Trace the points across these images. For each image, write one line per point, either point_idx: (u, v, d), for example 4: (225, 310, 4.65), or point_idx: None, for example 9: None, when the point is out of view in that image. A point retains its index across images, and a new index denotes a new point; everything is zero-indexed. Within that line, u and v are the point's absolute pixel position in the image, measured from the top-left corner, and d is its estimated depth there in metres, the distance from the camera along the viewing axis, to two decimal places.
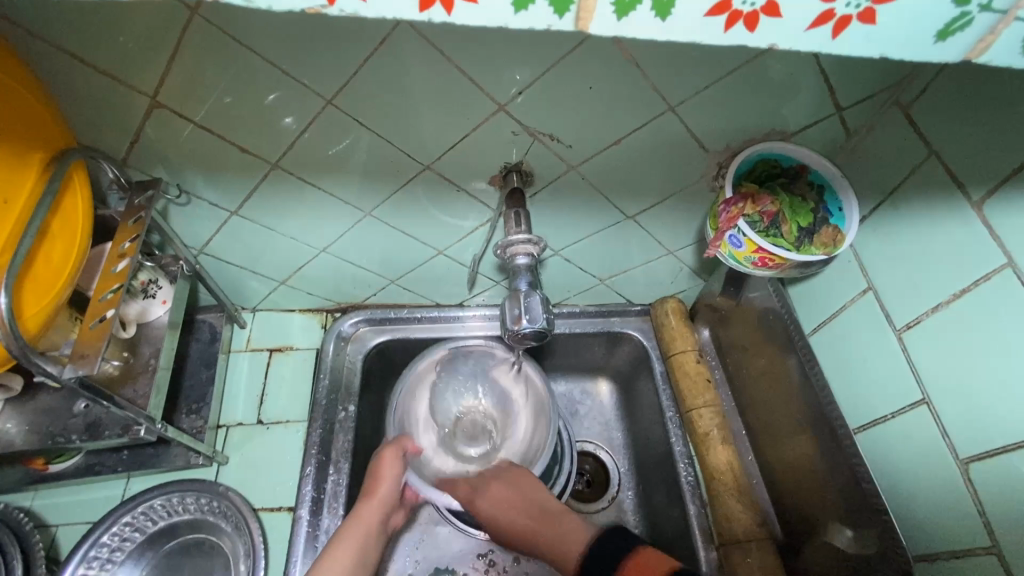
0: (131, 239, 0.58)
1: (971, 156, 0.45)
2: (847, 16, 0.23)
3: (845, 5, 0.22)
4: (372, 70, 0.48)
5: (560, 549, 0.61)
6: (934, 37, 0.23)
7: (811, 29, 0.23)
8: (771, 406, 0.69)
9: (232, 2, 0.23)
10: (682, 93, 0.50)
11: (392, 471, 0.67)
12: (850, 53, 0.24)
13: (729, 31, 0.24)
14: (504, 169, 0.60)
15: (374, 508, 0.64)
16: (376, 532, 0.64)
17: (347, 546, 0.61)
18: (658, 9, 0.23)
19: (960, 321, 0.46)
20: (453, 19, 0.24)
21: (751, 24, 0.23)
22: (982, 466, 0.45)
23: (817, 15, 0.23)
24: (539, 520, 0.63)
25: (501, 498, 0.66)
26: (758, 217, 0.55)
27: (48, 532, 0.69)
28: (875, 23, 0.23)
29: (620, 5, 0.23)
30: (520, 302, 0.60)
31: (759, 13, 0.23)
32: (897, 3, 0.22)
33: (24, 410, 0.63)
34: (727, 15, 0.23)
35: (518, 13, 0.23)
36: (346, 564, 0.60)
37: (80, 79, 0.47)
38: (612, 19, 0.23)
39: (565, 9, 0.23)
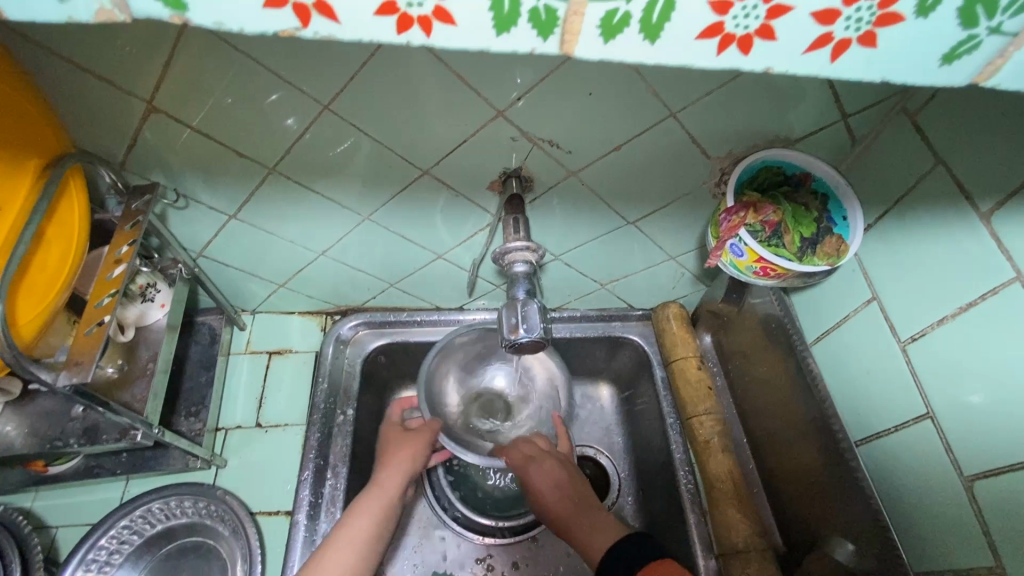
0: (128, 243, 0.58)
1: (979, 167, 0.44)
2: (847, 40, 0.22)
3: (843, 29, 0.21)
4: (370, 75, 0.47)
5: (586, 543, 0.60)
6: (939, 61, 0.22)
7: (808, 53, 0.23)
8: (773, 414, 0.68)
9: (202, 23, 0.22)
10: (685, 100, 0.49)
11: (424, 442, 0.70)
12: (850, 76, 0.23)
13: (721, 55, 0.23)
14: (503, 174, 0.59)
15: (396, 478, 0.66)
16: (397, 502, 0.65)
17: (367, 511, 0.62)
18: (646, 32, 0.22)
19: (966, 335, 0.46)
20: (434, 41, 0.23)
21: (745, 47, 0.22)
22: (986, 484, 0.44)
23: (815, 38, 0.22)
24: (579, 507, 0.63)
25: (545, 483, 0.66)
26: (760, 227, 0.54)
27: (48, 533, 0.69)
28: (877, 46, 0.22)
29: (606, 28, 0.22)
30: (517, 310, 0.59)
31: (753, 36, 0.22)
32: (898, 26, 0.21)
33: (23, 414, 0.63)
34: (719, 37, 0.22)
35: (500, 35, 0.23)
36: (368, 527, 0.61)
37: (77, 84, 0.47)
38: (599, 40, 0.22)
39: (549, 32, 0.22)
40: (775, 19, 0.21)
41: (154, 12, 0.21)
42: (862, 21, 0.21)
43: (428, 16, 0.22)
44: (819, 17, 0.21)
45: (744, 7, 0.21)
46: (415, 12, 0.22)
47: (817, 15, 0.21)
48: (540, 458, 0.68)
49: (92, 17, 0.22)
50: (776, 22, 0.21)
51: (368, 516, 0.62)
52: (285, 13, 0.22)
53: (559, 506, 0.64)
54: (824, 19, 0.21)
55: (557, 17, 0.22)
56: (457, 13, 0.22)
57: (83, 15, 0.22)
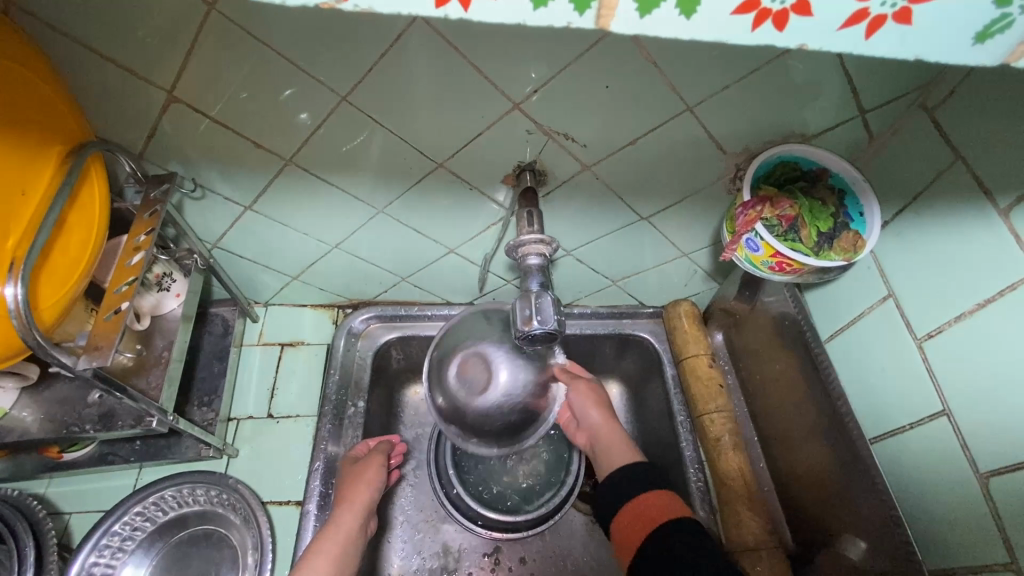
0: (146, 232, 0.58)
1: (999, 163, 0.43)
2: (883, 16, 0.22)
3: (880, 5, 0.21)
4: (387, 67, 0.48)
5: (608, 456, 0.66)
6: (973, 40, 0.22)
7: (843, 30, 0.23)
8: (785, 413, 0.67)
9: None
10: (701, 94, 0.49)
11: (371, 479, 0.67)
12: (882, 54, 0.23)
13: (756, 31, 0.23)
14: (517, 169, 0.60)
15: (353, 515, 0.64)
16: (356, 540, 0.63)
17: (326, 552, 0.60)
18: (682, 7, 0.22)
19: (983, 332, 0.45)
20: (469, 16, 0.23)
21: (780, 23, 0.22)
22: (1002, 482, 0.44)
23: (849, 15, 0.22)
24: (608, 419, 0.68)
25: (582, 402, 0.69)
26: (776, 222, 0.53)
27: (61, 520, 0.70)
28: (912, 23, 0.22)
29: (643, 3, 0.22)
30: (531, 303, 0.58)
31: (789, 12, 0.22)
32: (935, 2, 0.21)
33: (40, 400, 0.64)
34: (755, 12, 0.22)
35: (536, 9, 0.23)
36: (327, 568, 0.59)
37: (100, 74, 0.48)
38: (634, 16, 0.23)
39: (585, 7, 0.22)
40: None
41: None
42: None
43: None
44: None
45: None
46: None
47: None
48: (574, 381, 0.70)
49: None
50: None
51: (330, 554, 0.61)
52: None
53: (594, 418, 0.68)
54: None
55: None
56: None
57: None
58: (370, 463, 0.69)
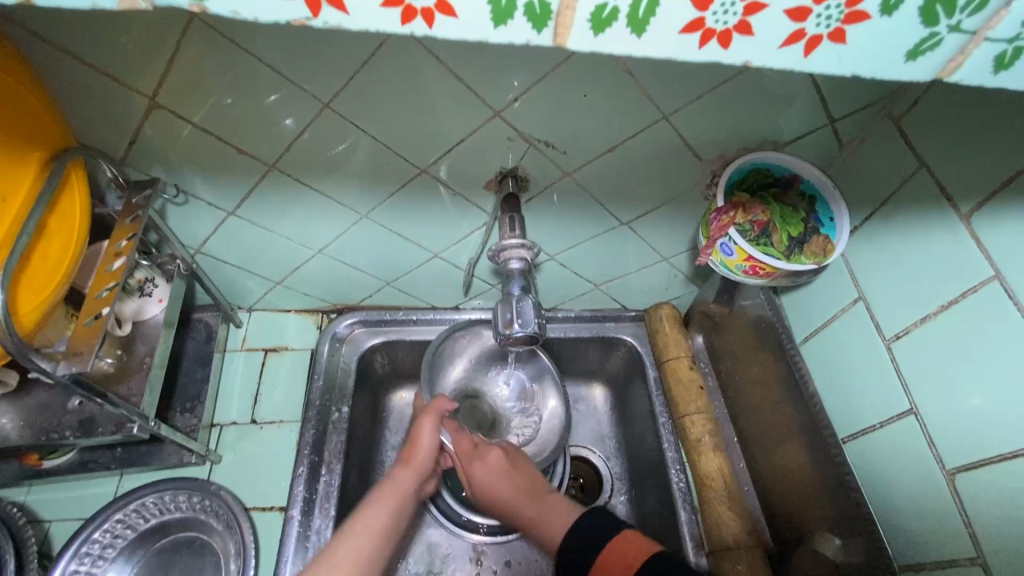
0: (127, 237, 0.58)
1: (961, 170, 0.45)
2: (818, 35, 0.23)
3: (815, 25, 0.23)
4: (369, 75, 0.48)
5: (541, 524, 0.62)
6: (905, 57, 0.24)
7: (783, 48, 0.24)
8: (762, 413, 0.69)
9: (218, 12, 0.23)
10: (676, 102, 0.51)
11: (429, 438, 0.65)
12: (822, 71, 0.25)
13: (703, 48, 0.24)
14: (499, 174, 0.61)
15: (410, 475, 0.63)
16: (410, 500, 0.62)
17: (383, 503, 0.60)
18: (633, 26, 0.23)
19: (947, 333, 0.47)
20: (435, 32, 0.24)
21: (725, 41, 0.24)
22: (968, 478, 0.45)
23: (788, 34, 0.23)
24: (531, 499, 0.64)
25: (489, 472, 0.65)
26: (749, 227, 0.55)
27: (41, 528, 0.69)
28: (846, 42, 0.23)
29: (596, 22, 0.23)
30: (512, 306, 0.60)
31: (732, 31, 0.23)
32: (867, 23, 0.22)
33: (19, 406, 0.63)
34: (701, 31, 0.23)
35: (498, 27, 0.24)
36: (383, 520, 0.59)
37: (81, 81, 0.48)
38: (590, 33, 0.24)
39: (543, 25, 0.23)
40: (752, 15, 0.22)
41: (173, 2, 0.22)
42: (832, 18, 0.22)
43: (431, 7, 0.23)
44: (791, 14, 0.22)
45: (723, 3, 0.22)
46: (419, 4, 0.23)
47: (790, 11, 0.22)
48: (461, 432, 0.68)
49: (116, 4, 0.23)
50: (753, 18, 0.23)
51: (386, 505, 0.60)
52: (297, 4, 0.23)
53: (519, 506, 0.64)
54: (797, 16, 0.22)
55: (551, 11, 0.23)
56: (458, 5, 0.23)
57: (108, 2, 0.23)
58: (437, 402, 0.68)
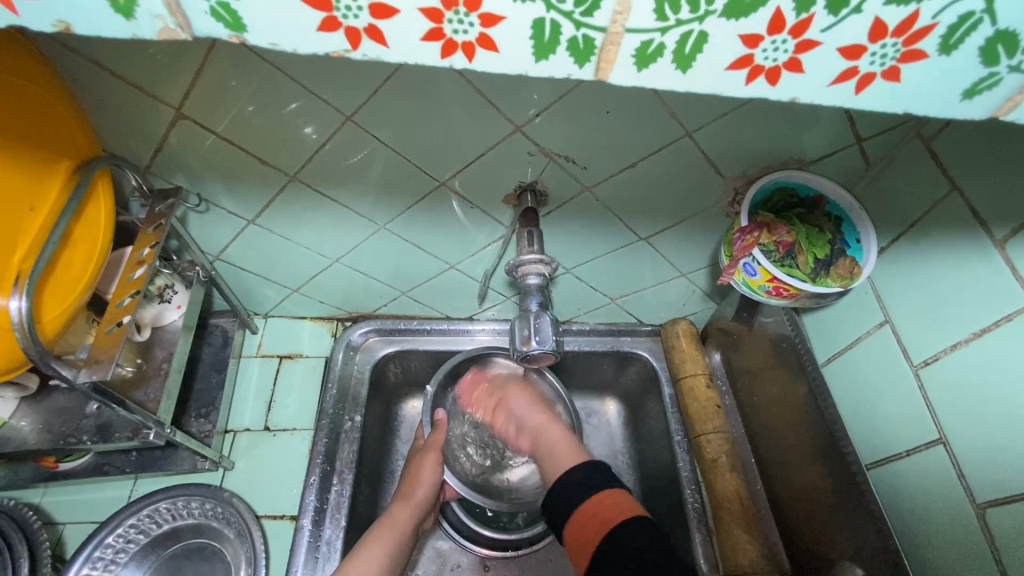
0: (150, 245, 0.59)
1: (993, 194, 0.44)
2: (872, 74, 0.23)
3: (868, 63, 0.22)
4: (393, 89, 0.49)
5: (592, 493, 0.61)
6: (962, 95, 0.23)
7: (834, 85, 0.23)
8: (783, 435, 0.68)
9: (258, 43, 0.24)
10: (700, 120, 0.50)
11: (430, 474, 0.69)
12: (873, 109, 0.24)
13: (750, 85, 0.24)
14: (518, 188, 0.60)
15: (410, 511, 0.66)
16: (407, 538, 0.65)
17: (381, 544, 0.63)
18: (678, 62, 0.23)
19: (978, 361, 0.45)
20: (474, 67, 0.24)
21: (774, 78, 0.23)
22: (999, 512, 0.44)
23: (840, 72, 0.23)
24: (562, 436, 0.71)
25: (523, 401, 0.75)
26: (774, 247, 0.54)
27: (55, 530, 0.70)
28: (901, 80, 0.23)
29: (640, 58, 0.23)
30: (530, 323, 0.61)
31: (781, 68, 0.23)
32: (922, 62, 0.22)
33: (38, 409, 0.64)
34: (749, 68, 0.23)
35: (538, 61, 0.24)
36: (379, 559, 0.61)
37: (109, 91, 0.49)
38: (632, 69, 0.24)
39: (586, 60, 0.23)
40: (804, 53, 0.22)
41: (215, 31, 0.23)
42: (887, 56, 0.22)
43: (472, 42, 0.23)
44: (844, 52, 0.22)
45: (774, 41, 0.22)
46: (460, 38, 0.23)
47: (843, 49, 0.22)
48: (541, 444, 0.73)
49: (156, 34, 0.23)
50: (804, 56, 0.22)
51: (383, 545, 0.63)
52: (337, 37, 0.23)
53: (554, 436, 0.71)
54: (850, 54, 0.22)
55: (595, 46, 0.23)
56: (499, 40, 0.23)
57: (148, 32, 0.23)
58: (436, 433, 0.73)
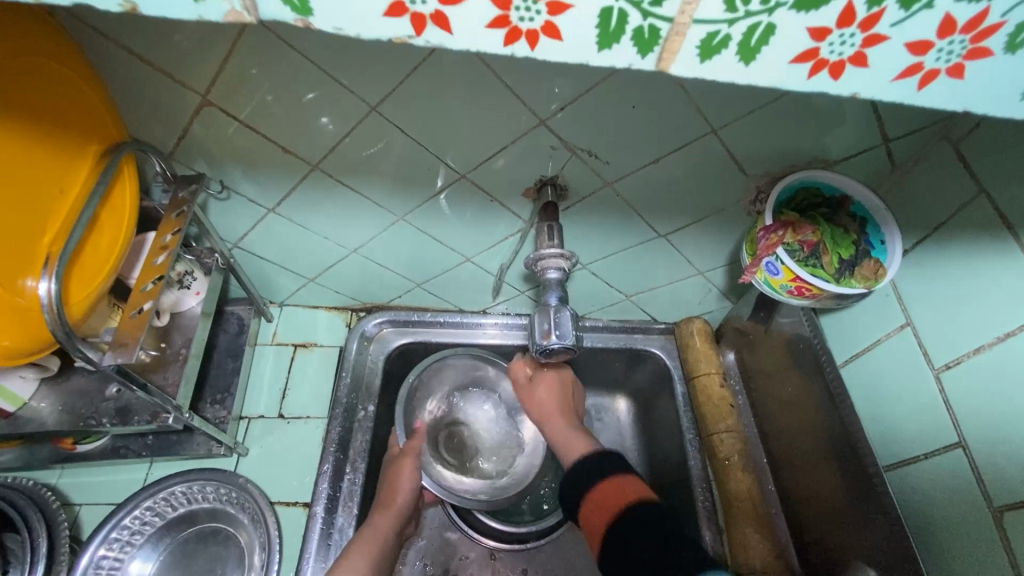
0: (173, 232, 0.59)
1: (1022, 198, 0.44)
2: (936, 70, 0.23)
3: (934, 60, 0.22)
4: (418, 80, 0.49)
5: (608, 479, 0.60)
6: (1021, 95, 0.23)
7: (898, 80, 0.23)
8: (796, 436, 0.68)
9: (321, 27, 0.24)
10: (726, 117, 0.50)
11: (407, 480, 0.69)
12: (935, 106, 0.24)
13: (813, 78, 0.24)
14: (538, 182, 0.60)
15: (389, 519, 0.66)
16: (389, 545, 0.64)
17: (364, 550, 0.61)
18: (743, 54, 0.23)
19: (1002, 365, 0.45)
20: (536, 54, 0.24)
21: (837, 72, 0.23)
22: (1017, 517, 0.44)
23: (906, 67, 0.23)
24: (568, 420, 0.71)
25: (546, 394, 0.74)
26: (798, 247, 0.54)
27: (72, 511, 0.71)
28: (964, 77, 0.23)
29: (704, 49, 0.23)
30: (550, 317, 0.61)
31: (846, 63, 0.23)
32: (988, 59, 0.22)
33: (58, 390, 0.65)
34: (813, 62, 0.23)
35: (601, 51, 0.24)
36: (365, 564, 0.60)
37: (138, 76, 0.49)
38: (694, 60, 0.23)
39: (648, 50, 0.23)
40: (870, 47, 0.22)
41: (280, 13, 0.23)
42: (954, 53, 0.22)
43: (536, 30, 0.23)
44: (912, 47, 0.22)
45: (841, 35, 0.22)
46: (524, 26, 0.23)
47: (910, 44, 0.22)
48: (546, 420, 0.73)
49: (221, 17, 0.24)
50: (870, 50, 0.22)
51: (367, 551, 0.62)
52: (401, 23, 0.23)
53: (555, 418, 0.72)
54: (917, 49, 0.22)
55: (658, 37, 0.23)
56: (564, 29, 0.23)
57: (214, 15, 0.23)
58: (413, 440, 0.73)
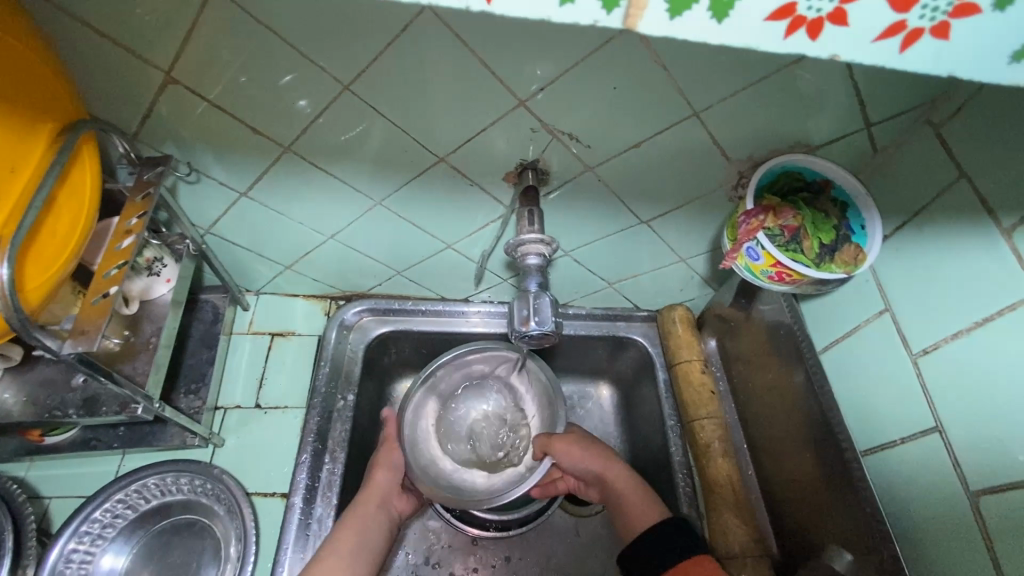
0: (138, 215, 0.57)
1: (1003, 183, 0.43)
2: (920, 29, 0.22)
3: (918, 17, 0.21)
4: (392, 59, 0.47)
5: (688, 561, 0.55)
6: (1009, 58, 0.23)
7: (878, 41, 0.22)
8: (775, 422, 0.68)
9: None
10: (708, 100, 0.49)
11: (386, 466, 0.70)
12: (915, 70, 0.23)
13: (789, 39, 0.23)
14: (519, 166, 0.59)
15: (375, 493, 0.67)
16: (377, 520, 0.65)
17: (351, 525, 0.63)
18: (715, 9, 0.22)
19: (979, 350, 0.45)
20: (493, 8, 0.22)
21: (814, 31, 0.22)
22: (993, 500, 0.44)
23: (887, 26, 0.22)
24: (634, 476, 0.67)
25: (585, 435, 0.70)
26: (778, 232, 0.54)
27: (41, 504, 0.69)
28: (949, 38, 0.22)
29: (674, 3, 0.22)
30: (530, 303, 0.61)
31: (824, 20, 0.22)
32: (975, 17, 0.21)
33: (22, 381, 0.63)
34: (789, 20, 0.22)
35: (562, 6, 0.22)
36: (351, 541, 0.61)
37: (96, 51, 0.46)
38: (665, 16, 0.22)
39: (614, 5, 0.22)
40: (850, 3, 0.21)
41: None
42: (938, 10, 0.21)
43: None
44: (893, 3, 0.21)
45: None
46: None
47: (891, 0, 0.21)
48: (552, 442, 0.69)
49: None
50: (850, 7, 0.21)
51: (353, 527, 0.63)
52: None
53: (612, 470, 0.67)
54: (899, 6, 0.21)
55: None
56: None
57: None
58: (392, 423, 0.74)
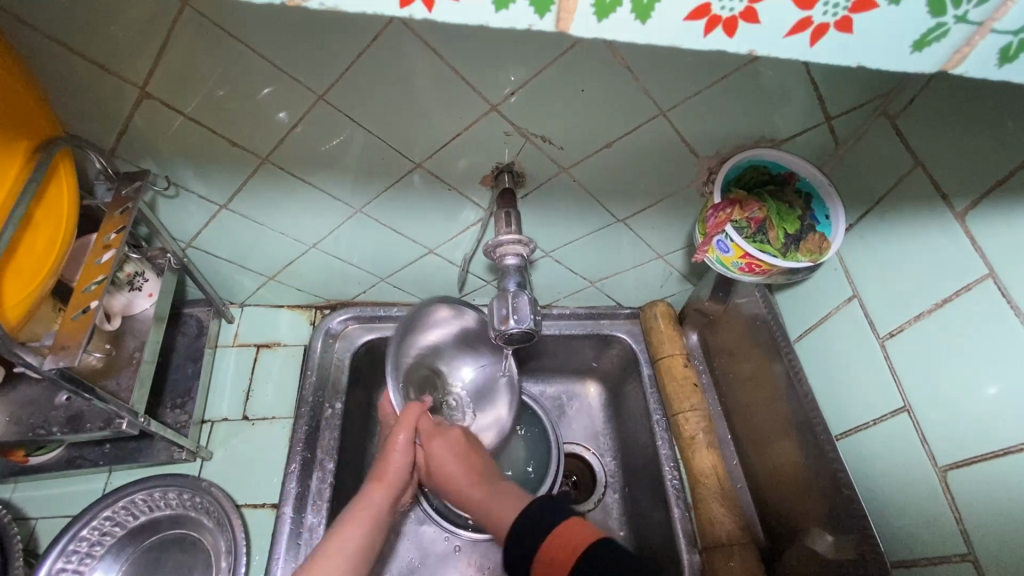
0: (117, 230, 0.57)
1: (955, 169, 0.46)
2: (825, 24, 0.23)
3: (822, 14, 0.23)
4: (363, 69, 0.48)
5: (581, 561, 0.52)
6: (911, 47, 0.24)
7: (788, 38, 0.24)
8: (756, 412, 0.69)
9: None
10: (674, 99, 0.51)
11: (399, 450, 0.63)
12: (827, 60, 0.25)
13: (708, 36, 0.24)
14: (495, 170, 0.60)
15: (381, 491, 0.61)
16: (384, 517, 0.60)
17: (359, 521, 0.58)
18: (638, 12, 0.23)
19: (941, 331, 0.47)
20: (435, 16, 0.24)
21: (730, 29, 0.24)
22: (960, 474, 0.46)
23: (794, 24, 0.24)
24: None
25: None
26: (746, 224, 0.55)
27: (27, 525, 0.69)
28: (853, 32, 0.24)
29: (599, 7, 0.23)
30: (508, 302, 0.61)
31: (737, 19, 0.23)
32: (873, 11, 0.23)
33: (3, 402, 0.62)
34: (706, 19, 0.23)
35: (499, 11, 0.24)
36: (356, 538, 0.57)
37: (70, 69, 0.47)
38: (592, 19, 0.24)
39: (546, 10, 0.23)
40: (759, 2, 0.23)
41: None
42: (839, 6, 0.23)
43: None
44: (798, 2, 0.23)
45: None
46: None
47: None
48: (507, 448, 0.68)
49: None
50: (759, 6, 0.23)
51: (360, 523, 0.58)
52: None
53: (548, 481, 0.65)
54: (803, 5, 0.23)
55: None
56: None
57: None
58: (410, 407, 0.65)
